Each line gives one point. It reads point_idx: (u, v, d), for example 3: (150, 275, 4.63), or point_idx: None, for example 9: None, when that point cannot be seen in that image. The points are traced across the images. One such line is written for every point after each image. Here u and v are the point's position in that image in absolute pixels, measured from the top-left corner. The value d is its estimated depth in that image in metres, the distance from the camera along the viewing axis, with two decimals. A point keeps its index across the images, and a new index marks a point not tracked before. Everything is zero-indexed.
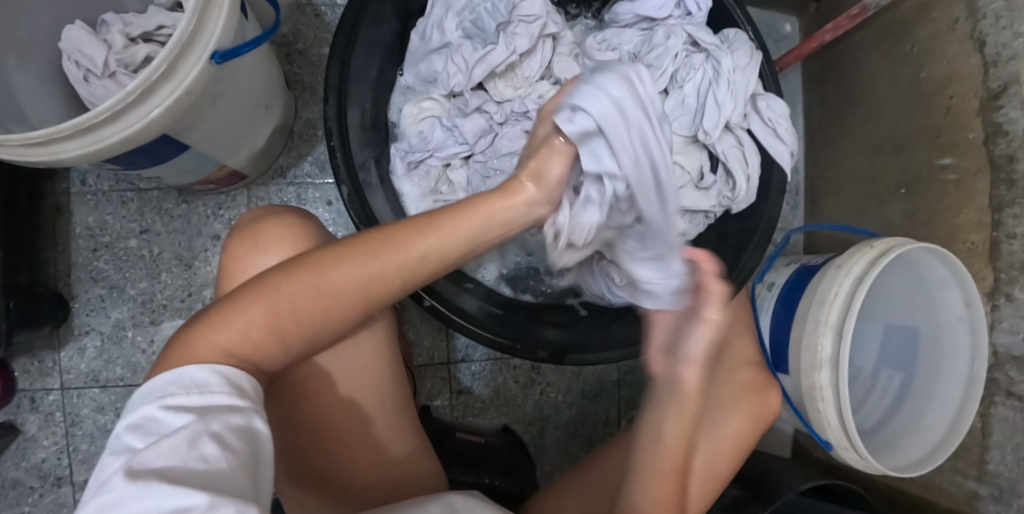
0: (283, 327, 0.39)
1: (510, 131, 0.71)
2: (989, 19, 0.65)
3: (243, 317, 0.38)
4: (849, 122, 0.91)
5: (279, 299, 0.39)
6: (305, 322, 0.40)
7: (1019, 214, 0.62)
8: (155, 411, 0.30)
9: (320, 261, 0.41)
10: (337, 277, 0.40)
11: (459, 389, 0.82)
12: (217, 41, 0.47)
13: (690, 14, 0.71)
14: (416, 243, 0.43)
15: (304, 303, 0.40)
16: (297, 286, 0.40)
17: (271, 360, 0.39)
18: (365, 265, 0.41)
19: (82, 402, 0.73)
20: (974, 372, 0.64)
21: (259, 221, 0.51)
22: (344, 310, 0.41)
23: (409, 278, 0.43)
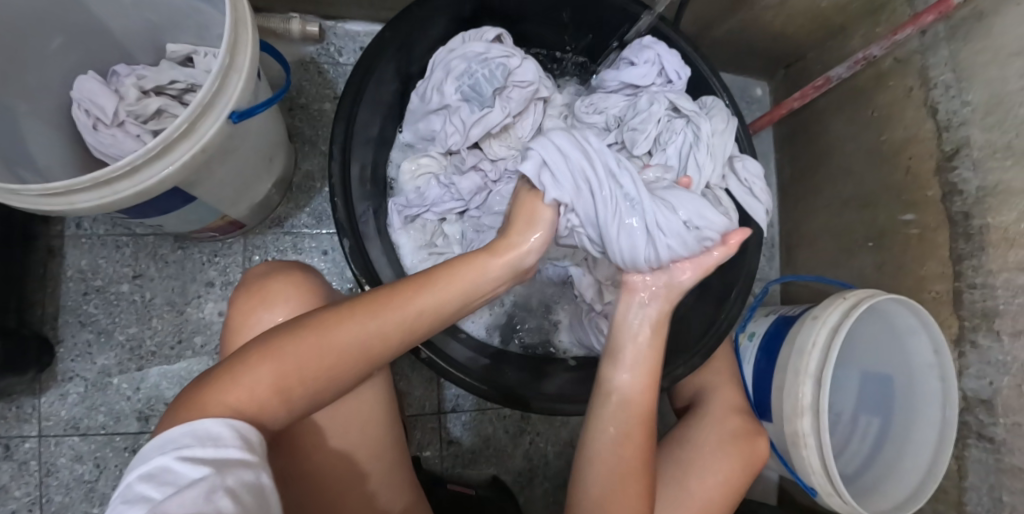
0: (288, 389, 0.40)
1: (504, 190, 0.74)
2: (940, 88, 0.73)
3: (251, 376, 0.39)
4: (818, 179, 0.98)
5: (284, 360, 0.40)
6: (310, 382, 0.41)
7: (979, 266, 0.68)
8: (171, 461, 0.32)
9: (324, 321, 0.42)
10: (341, 336, 0.42)
11: (449, 439, 0.81)
12: (235, 103, 0.50)
13: (670, 82, 0.76)
14: (415, 303, 0.45)
15: (310, 364, 0.41)
16: (303, 346, 0.41)
17: (275, 419, 0.40)
18: (367, 323, 0.43)
19: (59, 450, 0.70)
20: (946, 416, 0.67)
21: (271, 276, 0.53)
22: (347, 368, 0.42)
23: (408, 333, 0.45)
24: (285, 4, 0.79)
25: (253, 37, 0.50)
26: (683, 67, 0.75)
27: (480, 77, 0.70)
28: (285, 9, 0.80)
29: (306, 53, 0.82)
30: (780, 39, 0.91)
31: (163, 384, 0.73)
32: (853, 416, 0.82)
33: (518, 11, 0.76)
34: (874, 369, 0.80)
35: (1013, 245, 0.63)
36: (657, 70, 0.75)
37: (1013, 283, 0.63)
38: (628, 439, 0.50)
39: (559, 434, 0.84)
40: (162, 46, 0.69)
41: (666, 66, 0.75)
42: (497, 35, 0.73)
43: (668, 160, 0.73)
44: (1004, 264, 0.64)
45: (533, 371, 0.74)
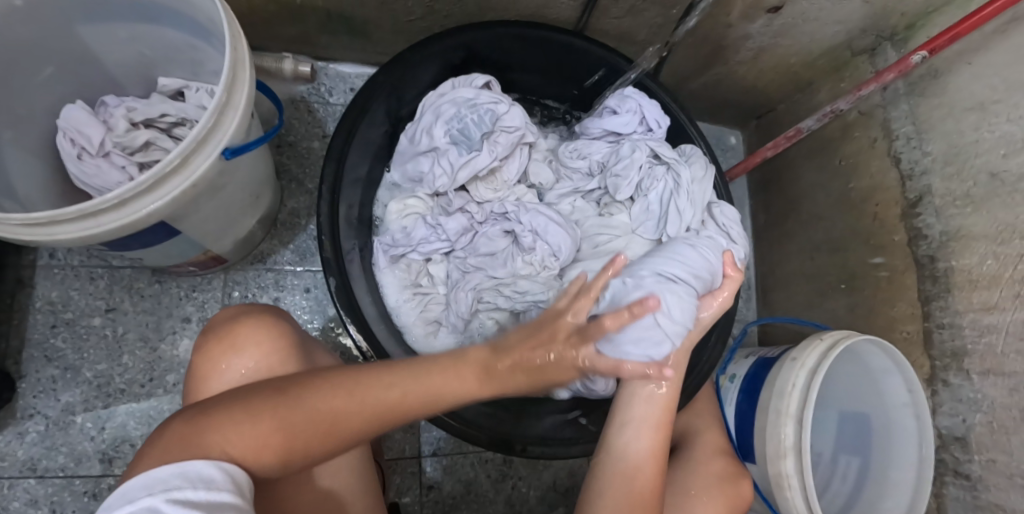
0: (288, 452, 0.38)
1: (490, 232, 0.76)
2: (902, 140, 0.78)
3: (253, 430, 0.37)
4: (790, 225, 1.01)
5: (285, 423, 0.38)
6: (309, 450, 0.39)
7: (947, 306, 0.70)
8: (163, 502, 0.31)
9: (339, 390, 0.40)
10: (349, 414, 0.39)
11: (429, 484, 0.78)
12: (229, 140, 0.50)
13: (650, 130, 0.79)
14: (443, 391, 0.41)
15: (312, 434, 0.38)
16: (310, 412, 0.38)
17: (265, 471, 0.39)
18: (369, 407, 0.39)
19: (12, 494, 0.66)
20: (923, 456, 0.68)
21: (238, 321, 0.51)
22: (350, 442, 0.40)
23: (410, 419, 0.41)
24: (279, 44, 0.81)
25: (251, 76, 0.52)
26: (662, 116, 0.78)
27: (470, 122, 0.72)
28: (278, 49, 0.82)
29: (297, 92, 0.84)
30: (752, 91, 0.96)
31: (131, 424, 0.70)
32: (833, 457, 0.82)
33: (505, 60, 0.79)
34: (852, 410, 0.80)
35: (976, 287, 0.66)
36: (639, 119, 0.78)
37: (978, 323, 0.66)
38: (637, 470, 0.51)
39: (541, 479, 0.81)
40: (155, 80, 0.70)
41: (647, 115, 0.78)
42: (486, 82, 0.75)
43: (649, 206, 0.76)
44: (970, 304, 0.67)
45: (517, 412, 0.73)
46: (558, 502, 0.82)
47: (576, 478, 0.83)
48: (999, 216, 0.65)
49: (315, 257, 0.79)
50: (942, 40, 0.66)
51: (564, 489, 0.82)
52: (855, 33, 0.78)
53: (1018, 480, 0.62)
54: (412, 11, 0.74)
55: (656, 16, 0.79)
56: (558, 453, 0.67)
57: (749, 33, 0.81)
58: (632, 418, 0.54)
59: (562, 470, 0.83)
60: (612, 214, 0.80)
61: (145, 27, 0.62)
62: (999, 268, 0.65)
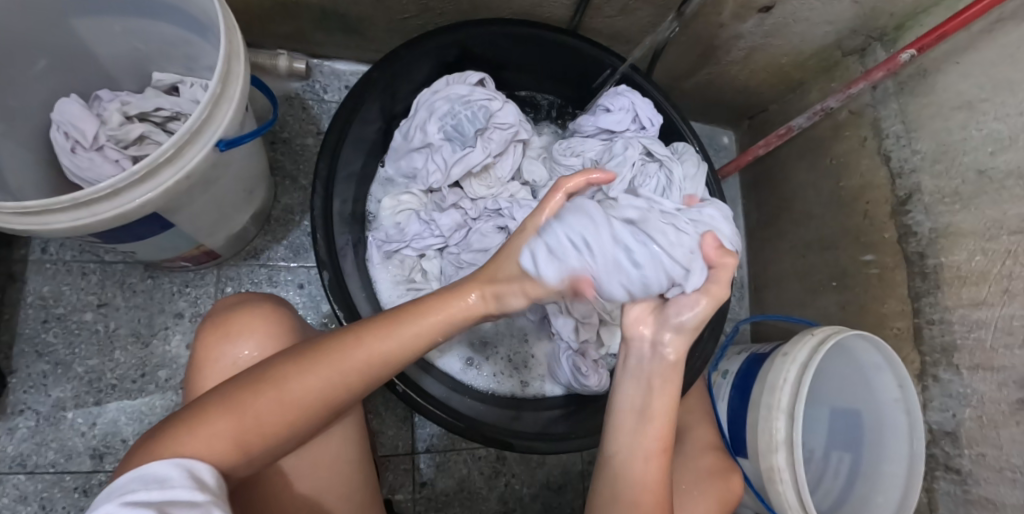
0: (246, 439, 0.39)
1: (483, 227, 0.75)
2: (892, 138, 0.79)
3: (207, 432, 0.37)
4: (782, 223, 1.02)
5: (244, 412, 0.39)
6: (270, 434, 0.40)
7: (936, 302, 0.71)
8: (112, 507, 0.29)
9: (278, 376, 0.40)
10: (303, 384, 0.41)
11: (422, 481, 0.77)
12: (223, 131, 0.51)
13: (644, 128, 0.80)
14: (382, 346, 0.43)
15: (268, 414, 0.39)
16: (266, 396, 0.40)
17: (234, 471, 0.39)
18: (331, 374, 0.41)
19: (1, 490, 0.66)
20: (914, 451, 0.68)
21: (233, 310, 0.51)
22: (302, 420, 0.41)
23: (376, 377, 0.44)
24: (274, 41, 0.81)
25: (245, 68, 0.52)
26: (656, 114, 0.79)
27: (465, 118, 0.72)
28: (274, 46, 0.82)
29: (292, 89, 0.84)
30: (744, 91, 0.97)
31: (122, 420, 0.69)
32: (825, 453, 0.82)
33: (499, 58, 0.80)
34: (844, 405, 0.81)
35: (965, 283, 0.67)
36: (632, 117, 0.79)
37: (968, 318, 0.66)
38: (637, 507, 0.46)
39: (535, 476, 0.81)
40: (148, 75, 0.70)
41: (640, 113, 0.79)
42: (480, 79, 0.76)
43: None
44: (959, 299, 0.68)
45: (510, 407, 0.73)
46: (552, 499, 0.81)
47: (569, 475, 0.83)
48: (986, 213, 0.66)
49: (309, 253, 0.79)
50: (930, 39, 0.67)
51: (557, 486, 0.82)
52: (845, 34, 0.79)
53: (1007, 473, 0.62)
54: (408, 9, 0.75)
55: (649, 15, 0.80)
56: (545, 447, 0.65)
57: (741, 33, 0.82)
58: (621, 454, 0.48)
59: (556, 467, 0.82)
60: None
61: (141, 22, 0.62)
62: (988, 264, 0.65)
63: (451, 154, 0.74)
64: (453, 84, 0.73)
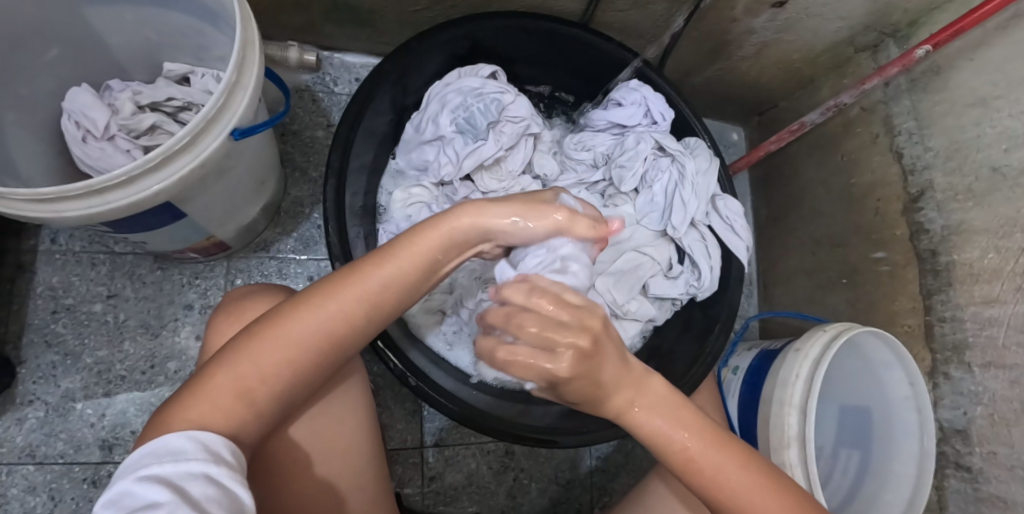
0: (249, 392, 0.39)
1: None
2: (904, 135, 0.79)
3: (209, 393, 0.37)
4: (791, 220, 1.01)
5: (244, 365, 0.39)
6: (275, 382, 0.39)
7: (948, 299, 0.71)
8: (127, 484, 0.30)
9: (274, 327, 0.40)
10: (298, 328, 0.40)
11: (431, 475, 0.77)
12: (238, 120, 0.50)
13: (655, 123, 0.80)
14: (373, 275, 0.42)
15: (270, 362, 0.39)
16: (264, 344, 0.39)
17: (245, 428, 0.39)
18: (326, 308, 0.40)
19: (10, 481, 0.65)
20: (925, 448, 0.68)
21: (244, 299, 0.51)
22: (306, 364, 0.40)
23: (375, 309, 0.42)
24: (285, 33, 0.81)
25: (261, 58, 0.51)
26: (668, 108, 0.79)
27: (477, 111, 0.72)
28: (283, 38, 0.82)
29: (302, 81, 0.83)
30: (755, 87, 0.96)
31: (132, 411, 0.69)
32: (834, 450, 0.82)
33: (511, 52, 0.80)
34: (853, 403, 0.81)
35: (978, 280, 0.67)
36: (643, 111, 0.79)
37: (980, 316, 0.66)
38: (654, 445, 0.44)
39: (543, 470, 0.81)
40: (159, 65, 0.69)
41: (652, 108, 0.78)
42: (492, 72, 0.75)
43: (654, 198, 0.77)
44: (971, 297, 0.68)
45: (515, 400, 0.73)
46: (560, 494, 0.81)
47: (578, 470, 0.83)
48: (1000, 211, 0.66)
49: (318, 246, 0.79)
50: (946, 35, 0.66)
51: (566, 481, 0.82)
52: (858, 29, 0.79)
53: (1018, 471, 0.62)
54: (420, 1, 0.74)
55: (661, 10, 0.80)
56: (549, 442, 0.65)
57: (753, 28, 0.81)
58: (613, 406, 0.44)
59: (564, 462, 0.82)
60: (616, 205, 0.80)
61: (153, 11, 0.62)
62: (1001, 262, 0.65)
63: (462, 147, 0.73)
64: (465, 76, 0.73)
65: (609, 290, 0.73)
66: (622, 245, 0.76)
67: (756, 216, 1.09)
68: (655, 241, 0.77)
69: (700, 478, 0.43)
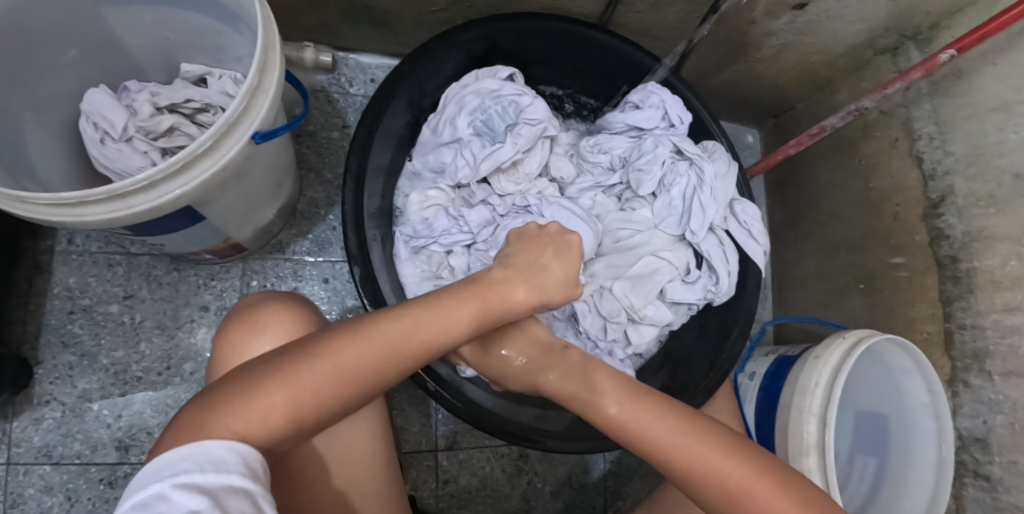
0: (299, 417, 0.37)
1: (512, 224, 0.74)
2: (925, 139, 0.78)
3: (257, 406, 0.35)
4: (807, 224, 1.00)
5: (298, 385, 0.37)
6: (324, 408, 0.38)
7: (969, 307, 0.70)
8: (167, 488, 0.29)
9: (338, 358, 0.39)
10: (354, 359, 0.39)
11: (445, 478, 0.77)
12: (259, 123, 0.49)
13: (673, 126, 0.80)
14: (433, 327, 0.44)
15: (324, 386, 0.38)
16: (322, 367, 0.38)
17: (278, 446, 0.37)
18: (383, 348, 0.41)
19: (28, 480, 0.66)
20: (943, 456, 0.68)
21: (258, 307, 0.51)
22: (356, 401, 0.40)
23: (425, 357, 0.44)
24: (300, 33, 0.80)
25: (282, 61, 0.50)
26: (685, 112, 0.79)
27: (496, 114, 0.72)
28: (299, 38, 0.82)
29: (317, 82, 0.83)
30: (772, 89, 0.95)
31: (148, 412, 0.69)
32: (850, 456, 0.82)
33: (528, 54, 0.79)
34: (870, 409, 0.80)
35: (1000, 287, 0.66)
36: (661, 114, 0.79)
37: (1001, 323, 0.66)
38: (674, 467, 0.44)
39: (557, 474, 0.81)
40: (176, 65, 0.69)
41: (670, 111, 0.79)
42: (510, 74, 0.75)
43: (672, 202, 0.77)
44: (992, 305, 0.67)
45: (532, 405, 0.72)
46: (573, 498, 0.81)
47: (591, 473, 0.82)
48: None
49: (334, 248, 0.78)
50: (970, 39, 0.65)
51: (579, 485, 0.82)
52: (879, 32, 0.78)
53: None
54: (437, 2, 0.74)
55: (680, 12, 0.79)
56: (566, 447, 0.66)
57: (773, 30, 0.80)
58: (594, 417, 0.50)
59: (578, 466, 0.82)
60: (634, 209, 0.80)
61: (172, 12, 0.61)
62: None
63: (480, 150, 0.73)
64: (483, 79, 0.72)
65: (625, 293, 0.73)
66: (640, 250, 0.76)
67: (771, 220, 1.08)
68: (672, 246, 0.77)
69: (751, 512, 0.40)
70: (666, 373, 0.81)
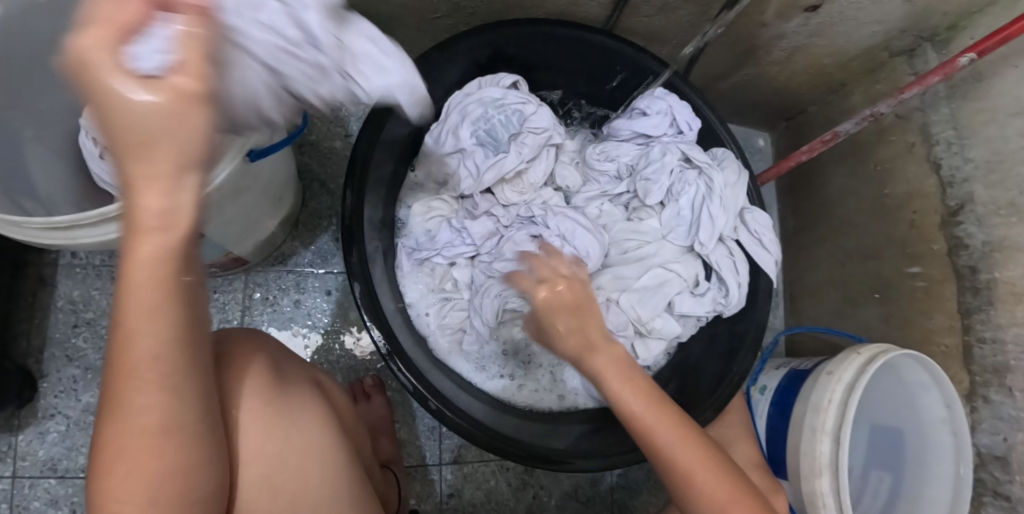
0: (153, 460, 0.35)
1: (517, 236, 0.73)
2: (942, 145, 0.75)
3: (119, 484, 0.34)
4: (820, 231, 0.97)
5: (125, 445, 0.34)
6: (166, 435, 0.35)
7: (988, 319, 0.68)
8: None
9: (114, 379, 0.33)
10: (141, 360, 0.33)
11: (449, 492, 0.76)
12: (254, 141, 0.49)
13: (681, 133, 0.78)
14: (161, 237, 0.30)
15: (143, 423, 0.34)
16: (123, 411, 0.33)
17: (183, 492, 0.36)
18: (154, 322, 0.33)
19: (33, 493, 0.66)
20: (961, 475, 0.66)
21: None
22: (179, 400, 0.35)
23: (180, 280, 0.32)
24: None
25: None
26: (694, 118, 0.78)
27: (500, 124, 0.71)
28: None
29: None
30: (783, 93, 0.93)
31: None
32: (864, 471, 0.80)
33: (532, 61, 0.78)
34: (884, 423, 0.78)
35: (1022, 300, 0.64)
36: (669, 120, 0.77)
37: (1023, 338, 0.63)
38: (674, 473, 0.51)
39: (563, 488, 0.80)
40: None
41: (678, 117, 0.77)
42: (514, 82, 0.73)
43: (680, 212, 0.75)
44: (1012, 318, 0.64)
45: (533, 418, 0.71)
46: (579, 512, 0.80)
47: (598, 487, 0.81)
48: None
49: (337, 259, 0.78)
50: (990, 42, 0.63)
51: (586, 499, 0.80)
52: (894, 34, 0.75)
53: None
54: (439, 8, 0.73)
55: (688, 15, 0.77)
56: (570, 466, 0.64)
57: (784, 33, 0.77)
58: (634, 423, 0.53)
59: (584, 480, 0.81)
60: (641, 219, 0.78)
61: None
62: None
63: (484, 161, 0.72)
64: (486, 87, 0.71)
65: (633, 306, 0.72)
66: (647, 262, 0.74)
67: (782, 225, 1.06)
68: (681, 257, 0.75)
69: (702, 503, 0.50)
70: (675, 385, 0.79)
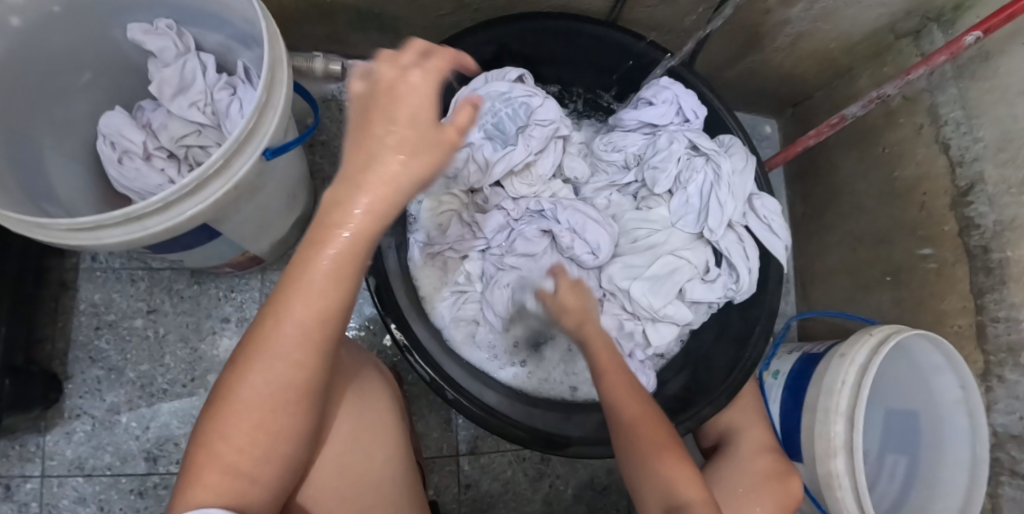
0: (276, 412, 0.37)
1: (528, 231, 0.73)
2: (951, 125, 0.75)
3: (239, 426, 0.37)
4: (830, 216, 0.97)
5: (261, 388, 0.37)
6: (302, 391, 0.38)
7: (1001, 298, 0.67)
8: None
9: (262, 338, 0.37)
10: (297, 317, 0.36)
11: (467, 483, 0.77)
12: (269, 140, 0.49)
13: (687, 121, 0.79)
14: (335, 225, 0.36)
15: (286, 374, 0.37)
16: (274, 358, 0.37)
17: (284, 447, 0.39)
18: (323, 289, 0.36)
19: (62, 492, 0.68)
20: (978, 455, 0.66)
21: None
22: (314, 367, 0.38)
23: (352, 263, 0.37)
24: (309, 43, 0.81)
25: (290, 74, 0.50)
26: (699, 106, 0.78)
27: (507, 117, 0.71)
28: (308, 48, 0.82)
29: (328, 91, 0.83)
30: (789, 79, 0.92)
31: (174, 423, 0.71)
32: (880, 455, 0.80)
33: (538, 55, 0.78)
34: (899, 406, 0.78)
35: None
36: (676, 109, 0.78)
37: None
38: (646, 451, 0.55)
39: (579, 477, 0.81)
40: None
41: (684, 105, 0.78)
42: (519, 75, 0.74)
43: (689, 199, 0.75)
44: None
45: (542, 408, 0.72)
46: (596, 501, 0.81)
47: (614, 475, 0.82)
48: None
49: None
50: (997, 20, 0.62)
51: (602, 488, 0.81)
52: (900, 15, 0.75)
53: None
54: (444, 5, 0.73)
55: (691, 5, 0.77)
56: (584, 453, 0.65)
57: (789, 19, 0.77)
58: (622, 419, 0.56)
59: (600, 469, 0.82)
60: (650, 207, 0.78)
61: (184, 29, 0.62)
62: None
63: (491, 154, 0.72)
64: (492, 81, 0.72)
65: (643, 295, 0.72)
66: (657, 250, 0.74)
67: (792, 212, 1.06)
68: (691, 244, 0.75)
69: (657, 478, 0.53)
70: (688, 373, 0.80)
